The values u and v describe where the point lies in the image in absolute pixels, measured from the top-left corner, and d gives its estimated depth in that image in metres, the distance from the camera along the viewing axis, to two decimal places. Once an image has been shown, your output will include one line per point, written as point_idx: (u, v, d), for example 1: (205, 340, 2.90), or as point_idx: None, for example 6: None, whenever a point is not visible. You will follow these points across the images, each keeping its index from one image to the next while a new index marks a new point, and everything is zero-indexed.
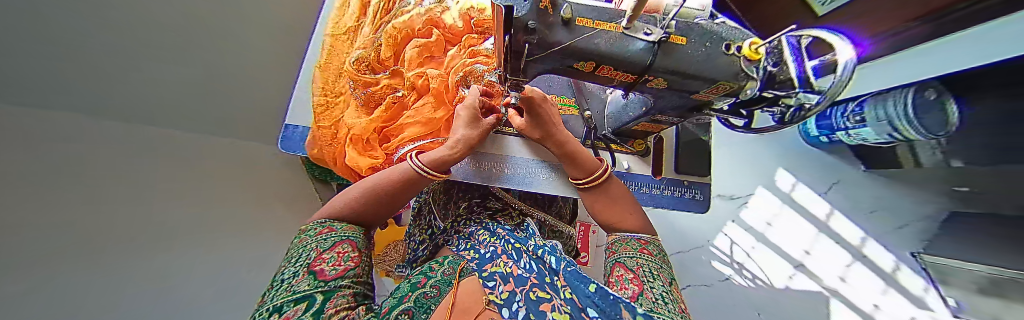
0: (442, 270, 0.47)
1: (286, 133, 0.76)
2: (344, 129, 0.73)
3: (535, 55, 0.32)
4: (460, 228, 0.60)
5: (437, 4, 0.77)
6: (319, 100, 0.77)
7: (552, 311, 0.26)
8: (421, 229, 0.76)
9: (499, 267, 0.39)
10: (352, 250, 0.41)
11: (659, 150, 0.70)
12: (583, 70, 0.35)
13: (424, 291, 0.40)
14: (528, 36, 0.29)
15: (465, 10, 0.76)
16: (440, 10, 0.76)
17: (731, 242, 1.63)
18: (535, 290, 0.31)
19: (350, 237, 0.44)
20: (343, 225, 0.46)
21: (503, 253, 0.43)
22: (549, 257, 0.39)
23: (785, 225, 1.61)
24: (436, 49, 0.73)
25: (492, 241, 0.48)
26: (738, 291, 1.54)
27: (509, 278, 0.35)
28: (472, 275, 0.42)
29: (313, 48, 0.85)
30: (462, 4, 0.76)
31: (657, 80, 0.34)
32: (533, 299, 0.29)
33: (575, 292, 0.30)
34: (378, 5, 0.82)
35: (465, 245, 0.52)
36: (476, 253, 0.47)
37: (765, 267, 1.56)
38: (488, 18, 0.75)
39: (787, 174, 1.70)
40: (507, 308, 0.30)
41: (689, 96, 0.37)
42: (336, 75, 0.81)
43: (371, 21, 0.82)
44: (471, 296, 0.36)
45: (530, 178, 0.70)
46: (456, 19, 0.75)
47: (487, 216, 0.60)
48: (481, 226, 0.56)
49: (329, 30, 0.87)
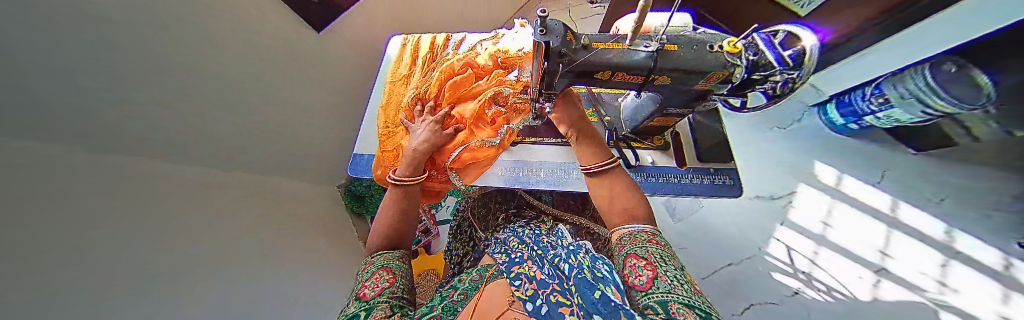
0: (471, 278, 0.53)
1: (354, 160, 0.92)
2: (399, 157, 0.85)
3: (567, 71, 0.44)
4: (496, 236, 0.68)
5: (477, 53, 0.97)
6: (382, 130, 0.95)
7: (571, 316, 0.30)
8: (461, 242, 0.85)
9: (524, 269, 0.43)
10: (387, 274, 0.49)
11: (679, 143, 0.70)
12: (602, 78, 0.46)
13: (451, 298, 0.46)
14: (561, 58, 0.41)
15: (493, 52, 0.94)
16: (474, 54, 0.95)
17: (788, 249, 1.49)
18: (556, 295, 0.34)
19: (388, 264, 0.53)
20: (379, 257, 0.55)
21: (528, 259, 0.47)
22: (562, 264, 0.43)
23: (847, 225, 1.45)
24: (469, 82, 0.89)
25: (519, 249, 0.53)
26: (813, 306, 1.34)
27: (532, 279, 0.39)
28: (501, 279, 0.47)
29: (378, 92, 1.08)
30: (490, 48, 0.96)
31: (662, 77, 0.43)
32: (553, 301, 0.33)
33: (586, 297, 0.33)
34: (426, 57, 1.05)
35: (500, 249, 0.58)
36: (506, 257, 0.53)
37: (835, 273, 1.38)
38: (512, 56, 0.92)
39: (827, 167, 1.62)
40: (531, 303, 0.35)
41: (691, 87, 0.45)
42: (390, 114, 0.97)
43: (421, 72, 1.02)
44: (496, 300, 0.41)
45: (562, 178, 0.83)
46: (486, 59, 0.93)
47: (520, 225, 0.68)
48: (512, 233, 0.63)
49: (389, 77, 1.09)
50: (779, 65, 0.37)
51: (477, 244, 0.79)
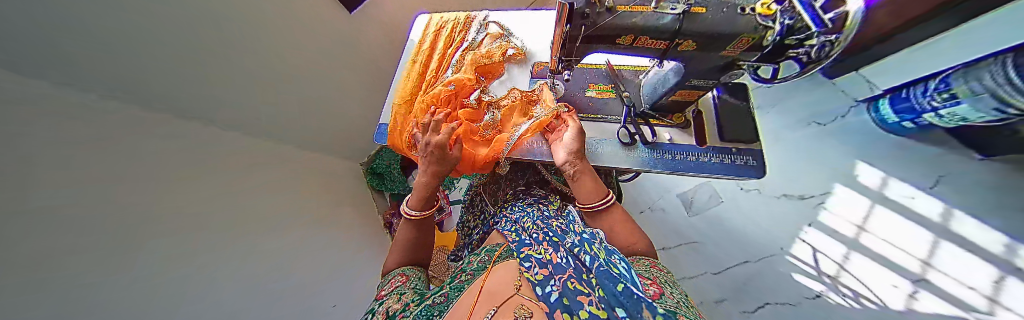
0: (479, 259, 0.58)
1: (380, 129, 0.90)
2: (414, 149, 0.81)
3: (588, 35, 0.44)
4: (507, 213, 0.73)
5: (502, 46, 0.86)
6: (398, 106, 0.87)
7: (589, 305, 0.32)
8: (473, 215, 0.92)
9: (538, 253, 0.48)
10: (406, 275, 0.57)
11: (699, 120, 0.68)
12: (624, 44, 0.46)
13: (460, 279, 0.51)
14: (584, 19, 0.41)
15: (506, 44, 0.87)
16: (492, 43, 0.88)
17: (812, 249, 1.41)
18: (573, 282, 0.37)
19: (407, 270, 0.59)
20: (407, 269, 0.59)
21: (543, 242, 0.51)
22: (582, 254, 0.43)
23: (886, 230, 1.34)
24: (485, 73, 0.83)
25: (534, 231, 0.57)
26: (837, 311, 1.27)
27: (545, 264, 0.43)
28: (511, 260, 0.54)
29: (403, 63, 0.96)
30: (503, 40, 0.88)
31: (686, 42, 0.42)
32: (570, 288, 0.36)
33: (605, 289, 0.34)
34: (447, 35, 0.94)
35: (511, 228, 0.63)
36: (518, 237, 0.57)
37: (863, 277, 1.29)
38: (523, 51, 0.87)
39: (869, 168, 1.49)
40: (543, 289, 0.39)
41: (719, 53, 0.44)
42: (408, 98, 0.87)
43: (441, 59, 0.90)
44: (501, 285, 0.45)
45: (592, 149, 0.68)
46: (495, 48, 0.86)
47: (530, 204, 0.72)
48: (524, 214, 0.67)
49: (413, 49, 0.98)
50: (816, 27, 0.35)
51: (487, 217, 0.85)
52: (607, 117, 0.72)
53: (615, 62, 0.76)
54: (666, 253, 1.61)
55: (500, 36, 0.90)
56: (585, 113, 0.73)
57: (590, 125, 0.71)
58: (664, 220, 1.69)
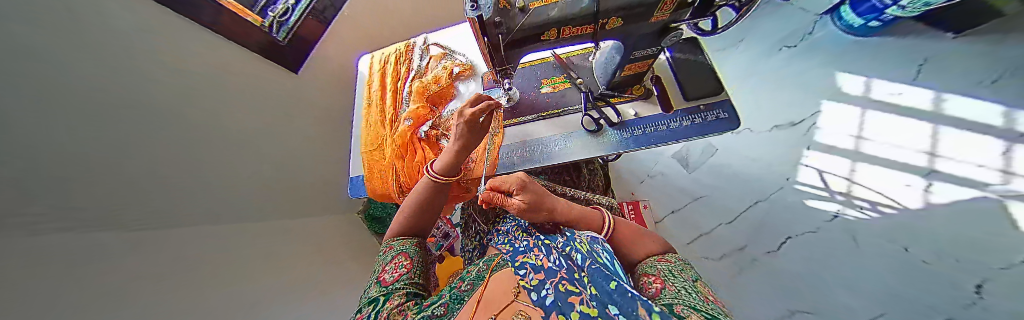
0: (478, 269, 0.53)
1: (353, 184, 0.85)
2: (398, 194, 0.77)
3: (509, 40, 0.42)
4: (500, 228, 0.69)
5: (447, 67, 0.84)
6: (366, 154, 0.84)
7: (580, 304, 0.26)
8: (470, 239, 0.88)
9: (530, 259, 0.43)
10: (406, 260, 0.53)
11: (660, 85, 0.65)
12: (551, 38, 0.43)
13: (461, 288, 0.47)
14: (496, 28, 0.39)
15: (450, 65, 0.84)
16: (436, 67, 0.85)
17: (816, 172, 1.39)
18: (564, 283, 0.32)
19: (406, 250, 0.56)
20: (400, 243, 0.58)
21: (534, 247, 0.47)
22: (574, 255, 0.41)
23: (882, 133, 1.30)
24: (440, 98, 0.80)
25: (524, 238, 0.54)
26: (855, 227, 1.23)
27: (539, 269, 0.38)
28: (507, 268, 0.47)
29: (357, 109, 0.93)
30: (447, 60, 0.86)
31: (611, 20, 0.39)
32: (561, 290, 0.30)
33: (600, 286, 0.30)
34: (391, 71, 0.92)
35: (503, 241, 0.60)
36: (511, 246, 0.54)
37: (881, 189, 1.23)
38: (469, 67, 0.84)
39: (849, 76, 1.47)
40: (536, 294, 0.33)
41: (648, 21, 0.41)
42: (374, 143, 0.84)
43: (394, 94, 0.87)
44: (501, 290, 0.40)
45: (561, 146, 0.65)
46: (441, 71, 0.83)
47: (519, 212, 0.69)
48: (514, 225, 0.64)
49: (365, 91, 0.94)
50: None
51: (483, 238, 0.81)
52: (567, 108, 0.69)
53: (560, 51, 0.73)
54: (677, 215, 1.59)
55: (444, 56, 0.88)
56: (543, 112, 0.71)
57: (553, 122, 0.69)
58: (667, 183, 1.68)
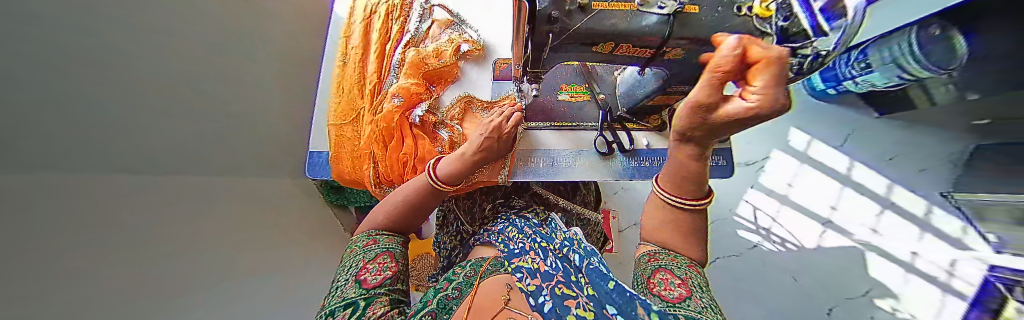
0: (465, 272, 0.46)
1: (312, 161, 0.69)
2: (373, 185, 0.67)
3: (556, 43, 0.34)
4: (489, 226, 0.63)
5: (453, 40, 0.71)
6: (335, 126, 0.69)
7: (576, 307, 0.25)
8: (449, 235, 0.78)
9: (526, 261, 0.38)
10: (391, 261, 0.43)
11: (675, 121, 0.66)
12: (601, 52, 0.36)
13: (447, 293, 0.40)
14: (550, 25, 0.31)
15: (456, 38, 0.72)
16: (440, 37, 0.72)
17: (753, 208, 1.63)
18: (561, 286, 0.29)
19: (391, 249, 0.46)
20: (385, 237, 0.48)
21: (530, 250, 0.42)
22: (574, 256, 0.37)
23: (806, 184, 1.57)
24: (438, 75, 0.68)
25: (519, 239, 0.48)
26: (770, 256, 1.47)
27: (534, 273, 0.34)
28: (502, 273, 0.40)
29: (327, 65, 0.74)
30: (454, 33, 0.73)
31: (674, 50, 0.34)
32: (557, 294, 0.28)
33: (597, 286, 0.29)
34: (378, 25, 0.74)
35: (495, 239, 0.53)
36: (505, 247, 0.48)
37: (792, 229, 1.49)
38: (479, 47, 0.72)
39: (801, 132, 1.69)
40: (534, 299, 0.30)
41: (704, 63, 0.37)
42: (347, 115, 0.69)
43: (381, 57, 0.71)
44: (490, 296, 0.35)
45: (568, 162, 0.64)
46: (445, 44, 0.70)
47: (513, 213, 0.62)
48: (507, 223, 0.58)
49: (340, 44, 0.75)
50: (812, 35, 0.31)
51: (466, 238, 0.71)
52: (582, 123, 0.66)
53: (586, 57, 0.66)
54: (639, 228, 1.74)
55: (451, 24, 0.75)
56: (556, 122, 0.67)
57: (564, 136, 0.67)
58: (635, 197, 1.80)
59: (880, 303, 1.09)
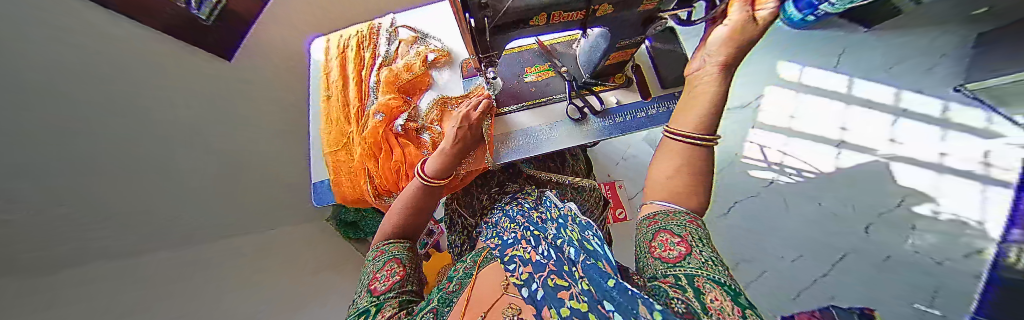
0: (464, 267, 0.49)
1: (316, 191, 0.75)
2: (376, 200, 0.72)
3: (496, 24, 0.38)
4: (486, 218, 0.66)
5: (420, 52, 0.76)
6: (331, 156, 0.75)
7: (570, 300, 0.22)
8: (456, 232, 0.82)
9: (518, 252, 0.37)
10: (398, 266, 0.47)
11: (641, 76, 0.69)
12: (540, 24, 0.40)
13: (448, 289, 0.42)
14: (483, 10, 0.35)
15: (423, 50, 0.77)
16: (409, 52, 0.77)
17: (758, 147, 1.57)
18: (553, 277, 0.27)
19: (398, 256, 0.50)
20: (391, 246, 0.52)
21: (523, 239, 0.42)
22: (567, 246, 0.35)
23: (807, 112, 1.49)
24: (412, 87, 0.73)
25: (513, 229, 0.49)
26: (788, 190, 1.41)
27: (527, 262, 0.33)
28: (494, 263, 0.45)
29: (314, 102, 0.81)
30: (420, 46, 0.78)
31: (603, 7, 0.37)
32: (550, 285, 0.25)
33: (594, 282, 0.24)
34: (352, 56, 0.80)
35: (491, 234, 0.54)
36: (500, 240, 0.48)
37: (805, 158, 1.41)
38: (445, 53, 0.77)
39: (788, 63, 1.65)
40: (527, 290, 0.28)
41: (637, 11, 0.40)
42: (339, 143, 0.75)
43: (359, 84, 0.77)
44: (490, 284, 0.38)
45: (547, 136, 0.66)
46: (414, 58, 0.75)
47: (507, 201, 0.65)
48: (501, 213, 0.60)
49: (321, 81, 0.82)
50: None
51: (472, 231, 0.76)
52: (553, 97, 0.69)
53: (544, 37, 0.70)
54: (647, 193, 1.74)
55: (416, 39, 0.80)
56: (528, 102, 0.69)
57: (540, 112, 0.69)
58: (640, 165, 1.79)
59: (921, 209, 1.05)
